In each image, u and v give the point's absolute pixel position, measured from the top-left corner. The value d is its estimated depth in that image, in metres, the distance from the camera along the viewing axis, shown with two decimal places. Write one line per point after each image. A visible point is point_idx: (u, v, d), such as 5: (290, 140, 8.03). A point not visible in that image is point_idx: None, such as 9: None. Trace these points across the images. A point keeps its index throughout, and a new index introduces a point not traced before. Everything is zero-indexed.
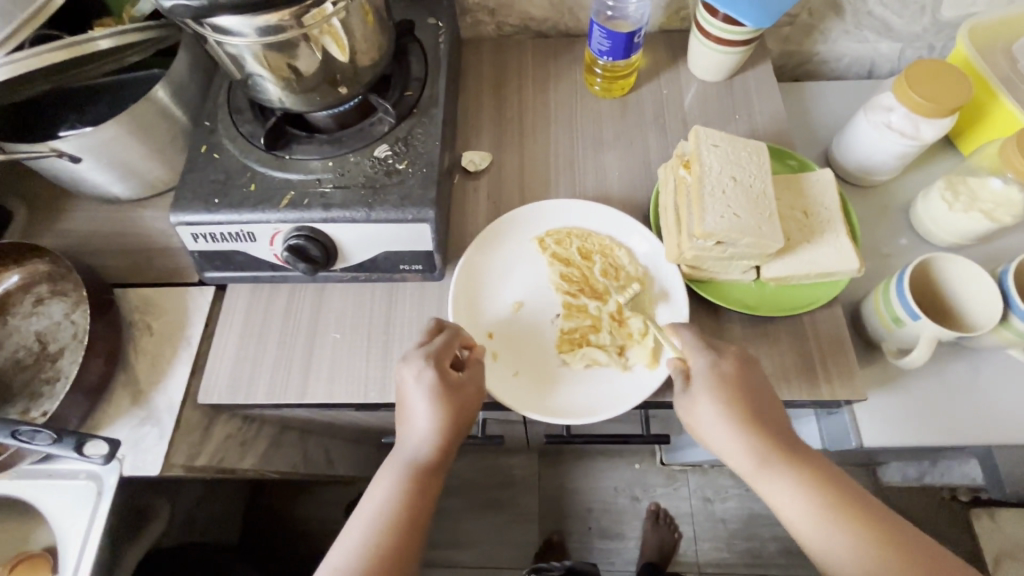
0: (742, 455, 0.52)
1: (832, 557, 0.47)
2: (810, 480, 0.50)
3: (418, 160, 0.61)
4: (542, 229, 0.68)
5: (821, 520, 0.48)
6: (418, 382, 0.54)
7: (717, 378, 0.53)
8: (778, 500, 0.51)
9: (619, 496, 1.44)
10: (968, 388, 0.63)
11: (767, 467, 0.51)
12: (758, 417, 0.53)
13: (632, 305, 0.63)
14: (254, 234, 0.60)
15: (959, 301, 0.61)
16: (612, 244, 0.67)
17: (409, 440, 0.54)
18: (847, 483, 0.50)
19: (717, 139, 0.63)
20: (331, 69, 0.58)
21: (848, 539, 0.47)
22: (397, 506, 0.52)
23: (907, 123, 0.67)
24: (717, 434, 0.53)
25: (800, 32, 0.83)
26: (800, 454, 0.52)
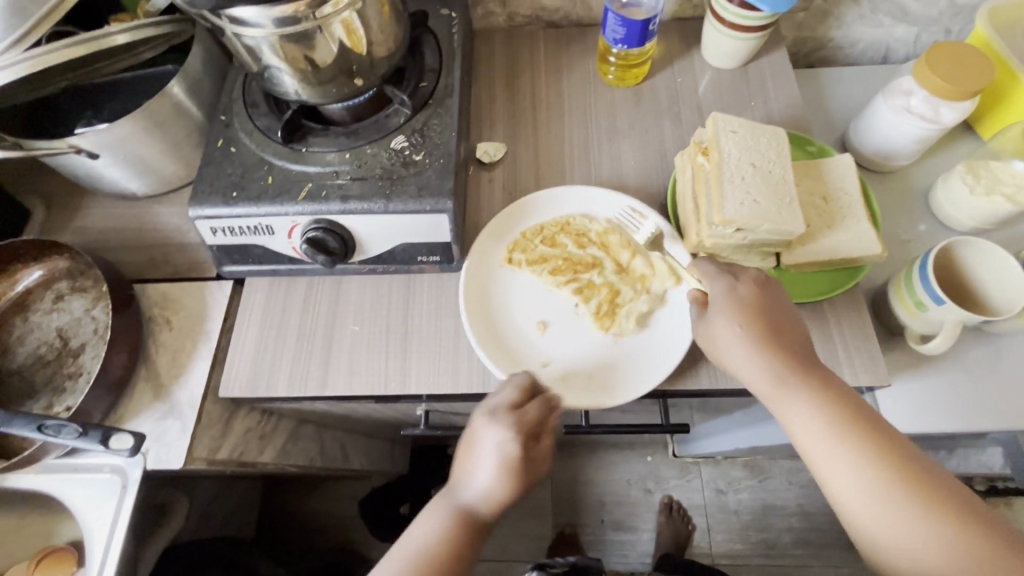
0: (759, 374, 0.51)
1: (836, 472, 0.47)
2: (824, 397, 0.49)
3: (434, 151, 0.60)
4: (505, 245, 0.67)
5: (834, 439, 0.47)
6: (497, 445, 0.51)
7: (735, 297, 0.53)
8: (792, 418, 0.50)
9: (632, 488, 1.44)
10: (991, 373, 0.63)
11: (785, 383, 0.50)
12: (778, 335, 0.52)
13: (623, 245, 0.65)
14: (272, 227, 0.60)
15: (982, 285, 0.61)
16: (566, 219, 0.68)
17: (466, 489, 0.52)
18: (862, 405, 0.49)
19: (736, 125, 0.63)
20: (348, 61, 0.58)
21: (859, 456, 0.46)
22: (438, 551, 0.50)
23: (926, 106, 0.66)
24: (734, 353, 0.53)
25: (815, 17, 0.83)
26: (819, 374, 0.51)
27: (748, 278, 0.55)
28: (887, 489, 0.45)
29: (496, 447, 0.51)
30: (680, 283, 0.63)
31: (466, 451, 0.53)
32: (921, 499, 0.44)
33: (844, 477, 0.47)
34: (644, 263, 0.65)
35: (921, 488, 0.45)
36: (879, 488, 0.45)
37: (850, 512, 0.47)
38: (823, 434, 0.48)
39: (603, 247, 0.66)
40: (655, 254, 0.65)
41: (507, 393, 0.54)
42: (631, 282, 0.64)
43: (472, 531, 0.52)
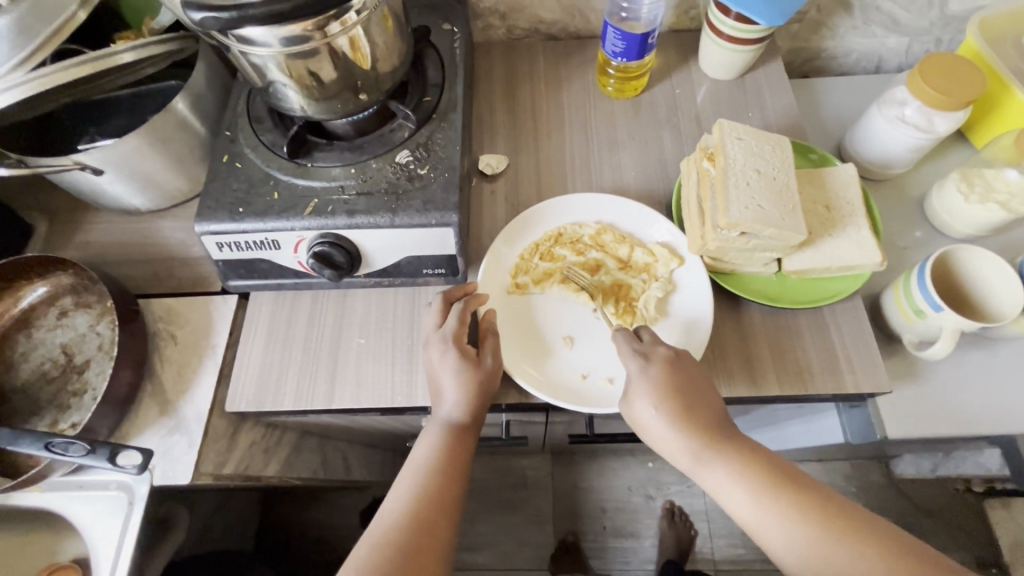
0: (680, 452, 0.53)
1: (774, 539, 0.49)
2: (745, 465, 0.51)
3: (439, 165, 0.61)
4: (506, 271, 0.66)
5: (763, 507, 0.49)
6: (443, 360, 0.56)
7: (649, 372, 0.54)
8: (720, 491, 0.52)
9: (633, 495, 1.44)
10: (989, 378, 0.64)
11: (707, 459, 0.52)
12: (690, 408, 0.53)
13: (619, 240, 0.66)
14: (278, 242, 0.60)
15: (977, 292, 0.62)
16: (561, 230, 0.68)
17: (439, 405, 0.56)
18: (780, 463, 0.52)
19: (742, 132, 0.63)
20: (352, 77, 0.59)
21: (789, 519, 0.48)
22: (439, 461, 0.53)
23: (920, 116, 0.68)
24: (657, 431, 0.54)
25: (809, 28, 0.84)
26: (734, 442, 0.53)
27: (653, 351, 0.56)
28: (824, 544, 0.47)
29: (444, 360, 0.56)
30: (683, 263, 0.65)
31: (429, 371, 0.57)
32: (856, 544, 0.46)
33: (780, 541, 0.48)
34: (644, 255, 0.66)
35: (853, 535, 0.47)
36: (815, 544, 0.47)
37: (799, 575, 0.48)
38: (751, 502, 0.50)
39: (601, 248, 0.67)
40: (650, 244, 0.66)
41: (430, 319, 0.59)
42: (638, 273, 0.65)
43: (461, 438, 0.55)
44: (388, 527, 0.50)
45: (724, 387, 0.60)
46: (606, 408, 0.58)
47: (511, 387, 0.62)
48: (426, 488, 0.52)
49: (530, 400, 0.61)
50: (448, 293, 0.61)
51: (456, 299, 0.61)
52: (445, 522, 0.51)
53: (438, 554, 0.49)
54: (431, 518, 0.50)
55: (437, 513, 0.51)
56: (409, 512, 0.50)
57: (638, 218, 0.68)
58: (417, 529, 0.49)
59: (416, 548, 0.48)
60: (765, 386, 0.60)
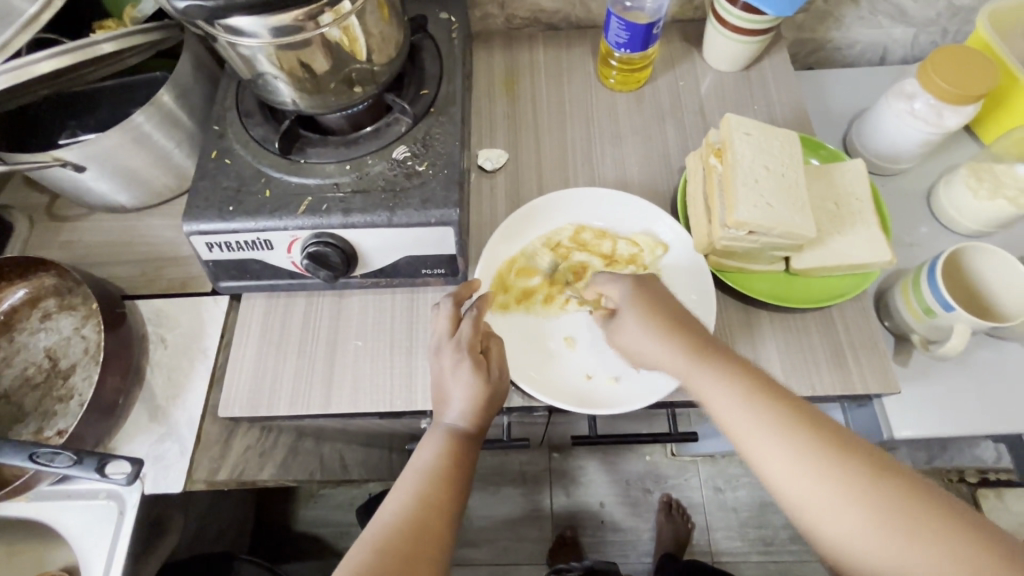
0: (669, 357, 0.51)
1: (754, 444, 0.44)
2: (737, 373, 0.47)
3: (438, 161, 0.59)
4: (486, 287, 0.63)
5: (751, 411, 0.45)
6: (455, 369, 0.54)
7: (638, 287, 0.55)
8: (707, 395, 0.48)
9: (631, 488, 1.44)
10: (994, 376, 0.63)
11: (695, 361, 0.49)
12: (683, 319, 0.53)
13: (599, 236, 0.66)
14: (271, 242, 0.58)
15: (988, 290, 0.61)
16: (541, 237, 0.66)
17: (446, 412, 0.55)
18: (778, 378, 0.47)
19: (749, 127, 0.61)
20: (347, 70, 0.56)
21: (775, 429, 0.43)
22: (442, 469, 0.52)
23: (930, 110, 0.66)
24: (648, 343, 0.53)
25: (815, 19, 0.82)
26: (729, 353, 0.49)
27: (644, 274, 0.57)
28: (812, 459, 0.42)
29: (455, 366, 0.54)
30: (669, 249, 0.64)
31: (437, 379, 0.56)
32: (846, 462, 0.41)
33: (762, 450, 0.44)
34: (628, 250, 0.65)
35: (845, 457, 0.41)
36: (799, 459, 0.42)
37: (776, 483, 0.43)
38: (738, 405, 0.45)
39: (583, 249, 0.65)
40: (632, 237, 0.65)
41: (440, 325, 0.57)
42: (625, 264, 0.64)
43: (466, 446, 0.54)
44: (386, 531, 0.48)
45: None
46: (612, 409, 0.56)
47: (514, 390, 0.61)
48: (429, 494, 0.50)
49: (534, 404, 0.60)
50: (456, 294, 0.59)
51: (464, 301, 0.59)
52: (443, 531, 0.49)
53: (435, 561, 0.47)
54: (433, 525, 0.48)
55: (437, 518, 0.49)
56: (409, 516, 0.49)
57: (625, 212, 0.66)
58: (416, 534, 0.48)
59: (414, 551, 0.47)
60: None
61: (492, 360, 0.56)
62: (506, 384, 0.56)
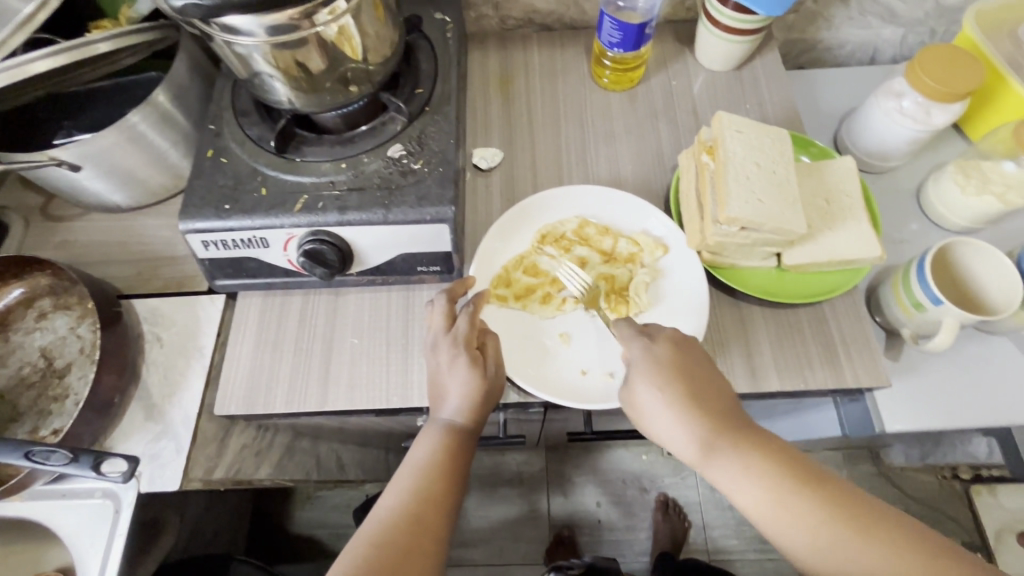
0: (686, 444, 0.51)
1: (783, 534, 0.47)
2: (759, 461, 0.49)
3: (433, 159, 0.59)
4: (486, 281, 0.63)
5: (780, 505, 0.47)
6: (451, 366, 0.55)
7: (649, 364, 0.53)
8: (732, 488, 0.49)
9: (628, 487, 1.45)
10: (983, 370, 0.64)
11: (716, 453, 0.50)
12: (697, 396, 0.52)
13: (602, 232, 0.66)
14: (267, 240, 0.58)
15: (976, 284, 0.62)
16: (544, 231, 0.66)
17: (443, 409, 0.55)
18: (794, 456, 0.49)
19: (741, 125, 0.62)
20: (343, 69, 0.57)
21: (804, 519, 0.46)
22: (437, 465, 0.52)
23: (918, 109, 0.67)
24: (661, 421, 0.52)
25: (805, 19, 0.83)
26: (745, 437, 0.50)
27: (655, 338, 0.55)
28: (843, 543, 0.45)
29: (452, 363, 0.55)
30: (668, 250, 0.65)
31: (433, 375, 0.56)
32: (876, 541, 0.44)
33: (796, 539, 0.46)
34: (628, 246, 0.65)
35: (871, 531, 0.45)
36: (830, 543, 0.45)
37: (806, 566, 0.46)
38: (767, 499, 0.47)
39: (585, 242, 0.66)
40: (633, 234, 0.66)
41: (436, 321, 0.57)
42: (624, 264, 0.65)
43: (462, 442, 0.54)
44: (381, 526, 0.48)
45: None
46: (607, 403, 0.57)
47: (510, 386, 0.61)
48: (425, 489, 0.50)
49: (530, 400, 0.60)
50: (451, 291, 0.59)
51: (459, 297, 0.59)
52: (440, 526, 0.49)
53: (431, 556, 0.47)
54: (428, 520, 0.49)
55: (433, 513, 0.49)
56: (405, 511, 0.49)
57: (627, 208, 0.67)
58: (412, 529, 0.48)
59: (410, 546, 0.47)
60: (765, 380, 0.59)
61: (488, 356, 0.57)
62: (502, 381, 0.57)
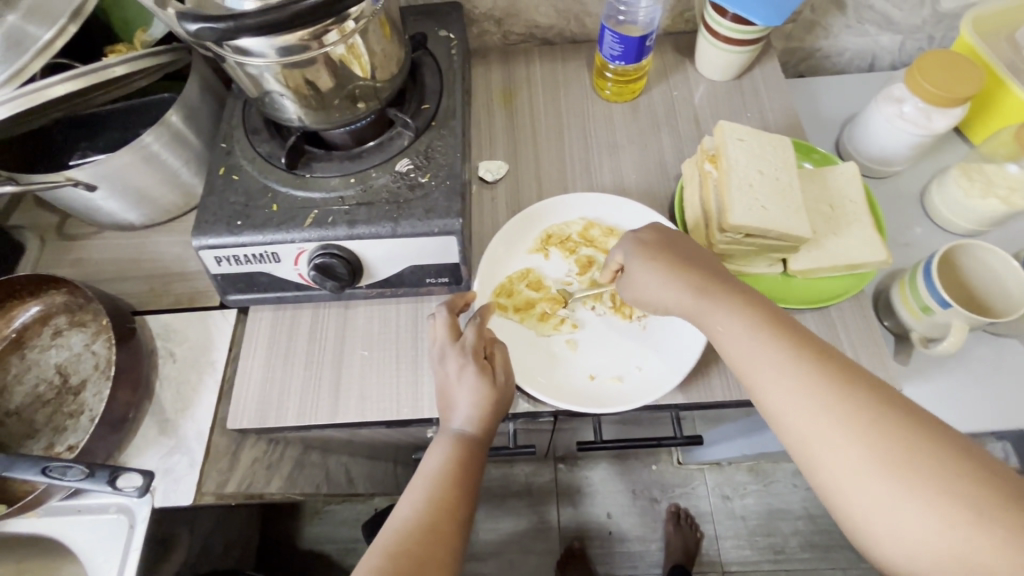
0: (678, 296, 0.53)
1: (761, 375, 0.47)
2: (747, 307, 0.50)
3: (440, 172, 0.60)
4: (490, 291, 0.64)
5: (757, 344, 0.47)
6: (461, 376, 0.55)
7: (642, 249, 0.56)
8: (716, 329, 0.50)
9: (638, 498, 1.44)
10: (996, 372, 0.64)
11: (705, 299, 0.51)
12: (687, 258, 0.55)
13: (607, 233, 0.66)
14: (278, 254, 0.59)
15: (983, 286, 0.62)
16: (548, 236, 0.67)
17: (453, 417, 0.55)
18: (783, 314, 0.49)
19: (743, 133, 0.61)
20: (351, 87, 0.58)
21: (784, 364, 0.46)
22: (450, 472, 0.52)
23: (919, 114, 0.68)
24: (653, 285, 0.55)
25: (803, 28, 0.85)
26: (732, 288, 0.51)
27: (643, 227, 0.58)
28: (808, 383, 0.44)
29: (461, 373, 0.55)
30: None
31: (443, 386, 0.56)
32: (838, 390, 0.44)
33: (769, 382, 0.46)
34: None
35: (833, 383, 0.44)
36: (797, 393, 0.45)
37: (778, 418, 0.46)
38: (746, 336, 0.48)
39: (590, 244, 0.66)
40: None
41: (440, 333, 0.58)
42: None
43: (473, 451, 0.54)
44: (397, 534, 0.48)
45: (733, 388, 0.59)
46: (615, 408, 0.57)
47: (520, 395, 0.61)
48: (439, 498, 0.51)
49: (540, 409, 0.60)
50: (452, 303, 0.60)
51: (459, 309, 0.60)
52: (456, 533, 0.49)
53: (446, 565, 0.47)
54: (443, 528, 0.49)
55: (449, 522, 0.49)
56: (421, 520, 0.49)
57: (632, 211, 0.67)
58: (428, 536, 0.48)
59: (425, 553, 0.47)
60: None
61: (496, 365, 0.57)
62: (512, 390, 0.57)
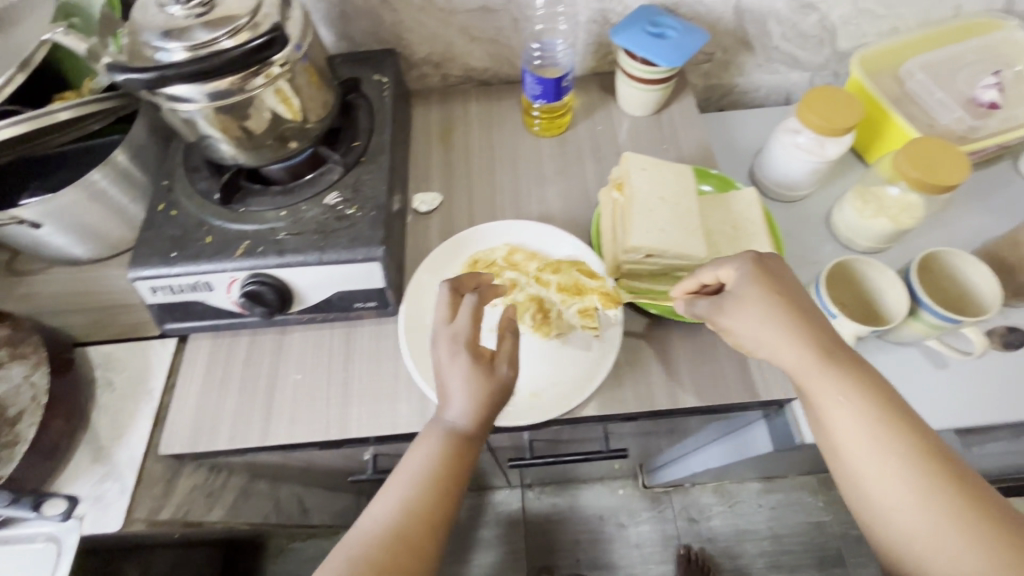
0: (789, 355, 0.49)
1: (874, 466, 0.45)
2: (866, 393, 0.47)
3: (366, 204, 0.64)
4: (414, 315, 0.67)
5: (875, 437, 0.46)
6: (453, 364, 0.51)
7: (756, 280, 0.52)
8: (828, 410, 0.47)
9: (606, 524, 1.44)
10: (899, 380, 0.67)
11: (825, 370, 0.47)
12: (803, 313, 0.50)
13: (529, 257, 0.70)
14: (211, 283, 0.63)
15: (874, 299, 0.67)
16: (474, 261, 0.70)
17: (444, 412, 0.52)
18: (901, 404, 0.47)
19: (646, 163, 0.67)
20: (281, 127, 0.63)
21: (900, 460, 0.45)
22: (433, 476, 0.51)
23: (813, 143, 0.74)
24: (756, 337, 0.51)
25: (718, 67, 0.93)
26: (852, 365, 0.48)
27: (751, 256, 0.54)
28: (927, 485, 0.44)
29: (451, 363, 0.51)
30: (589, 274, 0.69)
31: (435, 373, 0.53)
32: (954, 495, 0.43)
33: (888, 481, 0.45)
34: (553, 269, 0.69)
35: (950, 490, 0.43)
36: (913, 492, 0.44)
37: (879, 509, 0.45)
38: (864, 427, 0.46)
39: (514, 267, 0.70)
40: (557, 258, 0.70)
41: (439, 310, 0.55)
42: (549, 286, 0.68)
43: (462, 450, 0.52)
44: (370, 545, 0.48)
45: (646, 401, 0.63)
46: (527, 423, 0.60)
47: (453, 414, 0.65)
48: (417, 508, 0.50)
49: None
50: (455, 283, 0.57)
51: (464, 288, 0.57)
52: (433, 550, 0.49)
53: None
54: (423, 546, 0.49)
55: (426, 542, 0.49)
56: (398, 531, 0.49)
57: (549, 234, 0.71)
58: (401, 553, 0.48)
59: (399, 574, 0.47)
60: (684, 398, 0.63)
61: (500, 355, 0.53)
62: (508, 387, 0.52)
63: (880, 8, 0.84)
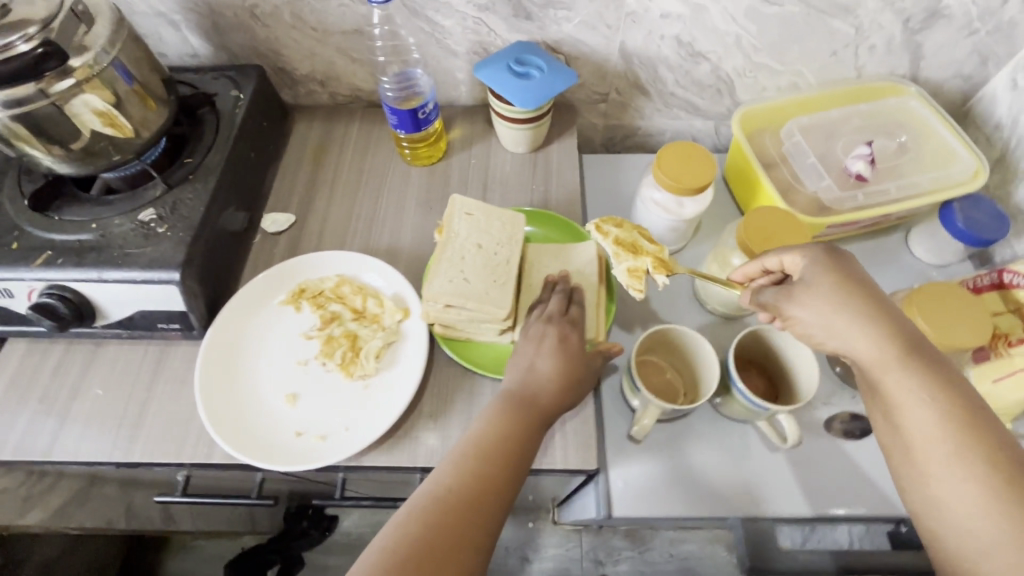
0: (863, 348, 0.48)
1: (949, 469, 0.42)
2: (954, 395, 0.44)
3: (179, 224, 0.63)
4: (219, 340, 0.65)
5: (963, 442, 0.43)
6: (546, 346, 0.59)
7: (823, 272, 0.51)
8: (911, 409, 0.45)
9: (509, 556, 1.39)
10: (716, 458, 0.65)
11: (901, 366, 0.46)
12: (882, 309, 0.49)
13: (355, 291, 0.68)
14: (10, 290, 0.62)
15: (697, 374, 0.66)
16: (299, 290, 0.69)
17: (524, 386, 0.57)
18: (993, 417, 0.43)
19: (474, 208, 0.67)
20: (97, 139, 0.61)
21: (982, 466, 0.41)
22: (495, 445, 0.52)
23: (669, 199, 0.71)
24: (829, 328, 0.50)
25: (616, 108, 0.89)
26: (941, 365, 0.46)
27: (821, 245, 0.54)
28: (999, 497, 0.40)
29: (557, 340, 0.59)
30: (408, 315, 0.67)
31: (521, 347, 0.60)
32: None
33: (958, 487, 0.42)
34: (375, 306, 0.68)
35: None
36: (993, 504, 0.40)
37: (953, 518, 0.42)
38: (957, 427, 0.43)
39: (339, 300, 0.68)
40: (383, 295, 0.68)
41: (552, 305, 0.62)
42: (369, 323, 0.67)
43: (522, 431, 0.53)
44: (426, 505, 0.47)
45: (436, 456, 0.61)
46: (302, 465, 0.57)
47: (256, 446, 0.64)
48: (473, 482, 0.49)
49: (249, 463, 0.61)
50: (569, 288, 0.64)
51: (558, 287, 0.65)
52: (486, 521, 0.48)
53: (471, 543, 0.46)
54: (476, 512, 0.47)
55: (472, 514, 0.47)
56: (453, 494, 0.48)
57: (380, 268, 0.70)
58: (460, 515, 0.47)
59: (444, 548, 0.45)
60: None
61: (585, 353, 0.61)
62: (578, 377, 0.58)
63: (777, 64, 0.80)
